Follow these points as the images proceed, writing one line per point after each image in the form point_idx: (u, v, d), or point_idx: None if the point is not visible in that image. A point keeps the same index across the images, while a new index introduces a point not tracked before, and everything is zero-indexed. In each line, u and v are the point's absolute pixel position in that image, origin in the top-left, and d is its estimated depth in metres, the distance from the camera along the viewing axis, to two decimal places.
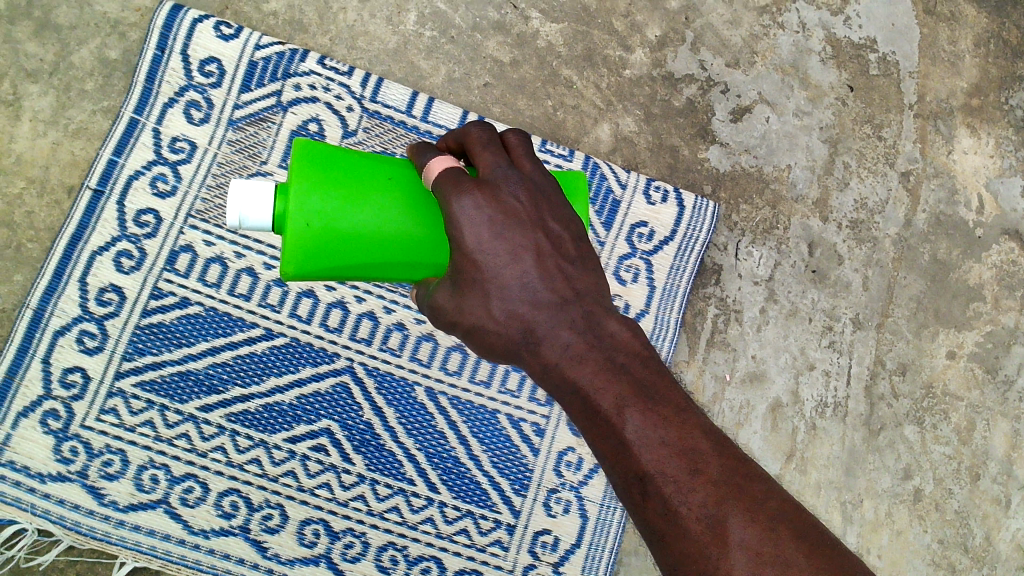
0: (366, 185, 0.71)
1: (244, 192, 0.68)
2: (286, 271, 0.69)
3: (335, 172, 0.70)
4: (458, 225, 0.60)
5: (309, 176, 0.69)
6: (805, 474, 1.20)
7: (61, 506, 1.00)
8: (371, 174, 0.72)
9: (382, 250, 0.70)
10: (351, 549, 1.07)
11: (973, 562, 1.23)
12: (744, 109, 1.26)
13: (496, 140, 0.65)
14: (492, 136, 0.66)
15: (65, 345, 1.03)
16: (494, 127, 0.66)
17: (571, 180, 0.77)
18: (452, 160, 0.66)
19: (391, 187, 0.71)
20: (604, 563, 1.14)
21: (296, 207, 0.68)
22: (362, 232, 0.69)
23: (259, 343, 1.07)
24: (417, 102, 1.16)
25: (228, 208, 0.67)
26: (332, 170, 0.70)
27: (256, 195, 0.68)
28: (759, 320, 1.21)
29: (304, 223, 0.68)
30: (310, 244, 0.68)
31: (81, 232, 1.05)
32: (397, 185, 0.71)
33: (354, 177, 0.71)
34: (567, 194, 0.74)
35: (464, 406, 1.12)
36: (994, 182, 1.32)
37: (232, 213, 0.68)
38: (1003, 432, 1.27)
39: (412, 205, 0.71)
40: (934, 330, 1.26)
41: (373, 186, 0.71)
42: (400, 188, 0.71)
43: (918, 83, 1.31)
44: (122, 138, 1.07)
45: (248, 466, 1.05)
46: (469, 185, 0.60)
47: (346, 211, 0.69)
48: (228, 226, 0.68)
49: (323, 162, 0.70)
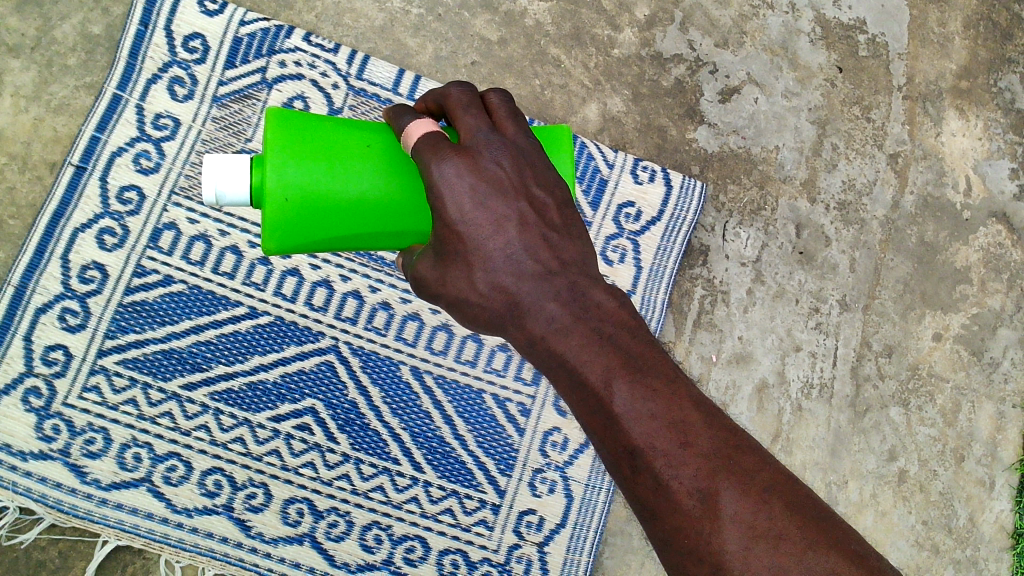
0: (343, 150, 0.70)
1: (219, 165, 0.67)
2: (267, 244, 0.69)
3: (311, 139, 0.69)
4: (438, 191, 0.59)
5: (285, 146, 0.68)
6: (790, 454, 1.20)
7: (43, 484, 0.99)
8: (347, 138, 0.70)
9: (363, 217, 0.69)
10: (336, 528, 1.07)
11: (957, 543, 1.23)
12: (733, 89, 1.26)
13: (478, 102, 0.64)
14: (475, 99, 0.65)
15: (47, 322, 1.03)
16: (474, 87, 0.65)
17: (554, 132, 0.76)
18: (432, 122, 0.65)
19: (367, 151, 0.70)
20: (589, 543, 1.14)
21: (274, 178, 0.67)
22: (343, 201, 0.68)
23: (244, 322, 1.07)
24: (403, 80, 1.16)
25: (203, 181, 0.66)
26: (308, 137, 0.69)
27: (230, 168, 0.67)
28: (746, 301, 1.21)
29: (282, 194, 0.67)
30: (290, 215, 0.68)
31: (63, 209, 1.04)
32: (375, 149, 0.70)
33: (330, 144, 0.69)
34: (545, 148, 0.73)
35: (450, 385, 1.12)
36: (982, 164, 1.32)
37: (208, 188, 0.67)
38: (988, 415, 1.27)
39: (391, 168, 0.70)
40: (921, 312, 1.27)
41: (350, 152, 0.70)
42: (378, 152, 0.70)
43: (907, 64, 1.31)
44: (105, 114, 1.06)
45: (232, 445, 1.05)
46: (448, 150, 0.60)
47: (324, 178, 0.68)
48: (205, 200, 0.68)
49: (299, 129, 0.69)
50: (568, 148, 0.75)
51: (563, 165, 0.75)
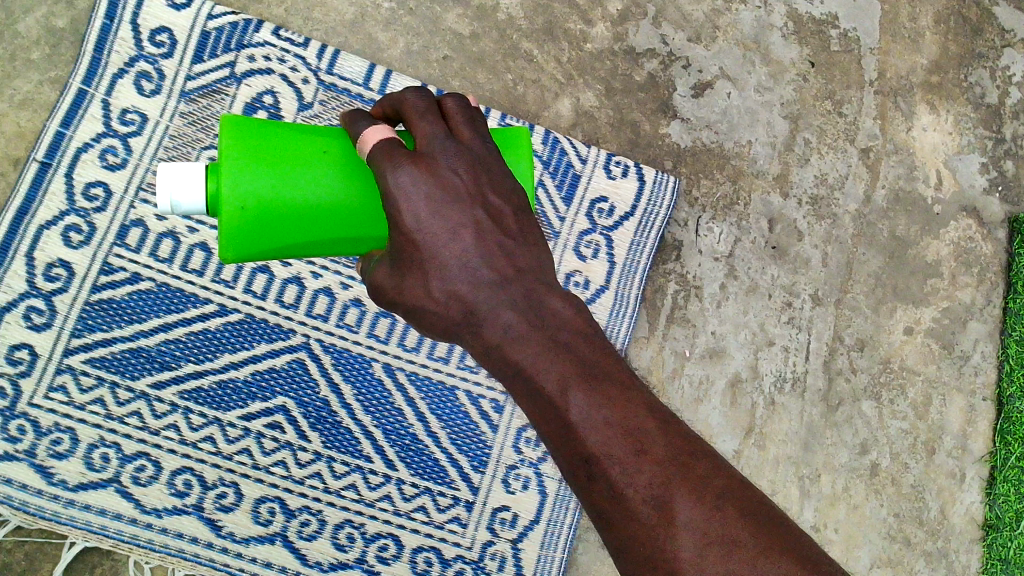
0: (299, 156, 0.69)
1: (173, 175, 0.66)
2: (225, 252, 0.68)
3: (266, 145, 0.68)
4: (393, 200, 0.59)
5: (239, 153, 0.67)
6: (764, 449, 1.20)
7: (8, 485, 0.97)
8: (301, 142, 0.69)
9: (319, 223, 0.68)
10: (308, 527, 1.06)
11: (928, 535, 1.24)
12: (706, 84, 1.26)
13: (434, 108, 0.63)
14: (431, 104, 0.64)
15: (12, 321, 1.01)
16: (431, 93, 0.64)
17: (511, 133, 0.75)
18: (388, 128, 0.64)
19: (322, 156, 0.69)
20: (563, 539, 1.14)
21: (228, 186, 0.66)
22: (300, 205, 0.68)
23: (213, 319, 1.06)
24: (374, 74, 1.15)
25: (158, 192, 0.66)
26: (263, 142, 0.68)
27: (185, 176, 0.66)
28: (719, 296, 1.21)
29: (236, 202, 0.66)
30: (246, 223, 0.67)
31: (28, 205, 1.02)
32: (330, 154, 0.69)
33: (285, 149, 0.69)
34: (503, 150, 0.73)
35: (422, 382, 1.11)
36: (952, 159, 1.33)
37: (163, 198, 0.66)
38: (958, 407, 1.28)
39: (347, 173, 0.69)
40: (892, 305, 1.27)
41: (305, 156, 0.69)
42: (333, 155, 0.69)
43: (878, 59, 1.32)
44: (70, 109, 1.05)
45: (202, 444, 1.04)
46: (403, 158, 0.59)
47: (280, 184, 0.67)
48: (160, 209, 0.67)
49: (253, 136, 0.68)
50: (527, 150, 0.75)
51: (521, 167, 0.74)
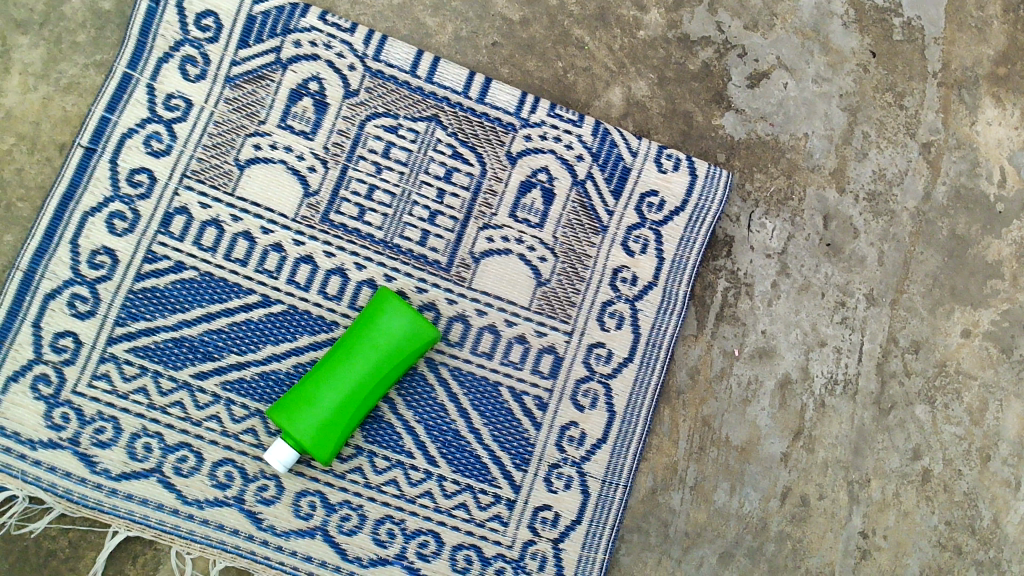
0: (348, 404, 0.97)
1: None
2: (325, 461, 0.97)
3: (330, 421, 0.97)
4: None
5: (334, 449, 0.98)
6: (813, 452, 1.17)
7: (52, 473, 0.98)
8: (323, 382, 0.98)
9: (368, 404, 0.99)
10: (348, 521, 1.05)
11: (980, 545, 1.19)
12: (762, 74, 1.22)
13: None
14: None
15: (56, 308, 1.01)
16: None
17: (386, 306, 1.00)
18: None
19: (339, 371, 0.98)
20: (605, 540, 1.11)
21: (301, 432, 0.96)
22: (349, 407, 0.98)
23: (256, 310, 1.05)
24: (422, 61, 1.12)
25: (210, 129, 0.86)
26: (323, 421, 0.96)
27: None
28: (770, 294, 1.19)
29: (315, 447, 0.96)
30: (327, 448, 0.97)
31: (73, 191, 1.02)
32: (352, 372, 0.98)
33: (346, 413, 0.97)
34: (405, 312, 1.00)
35: (465, 377, 1.09)
36: (1018, 154, 1.26)
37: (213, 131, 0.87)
38: (1016, 414, 1.22)
39: (379, 376, 0.98)
40: (950, 307, 1.22)
41: (354, 407, 0.98)
42: (346, 361, 0.98)
43: (943, 49, 1.26)
44: (115, 94, 1.04)
45: (244, 436, 1.03)
46: None
47: (326, 408, 0.97)
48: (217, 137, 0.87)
49: (319, 431, 0.96)
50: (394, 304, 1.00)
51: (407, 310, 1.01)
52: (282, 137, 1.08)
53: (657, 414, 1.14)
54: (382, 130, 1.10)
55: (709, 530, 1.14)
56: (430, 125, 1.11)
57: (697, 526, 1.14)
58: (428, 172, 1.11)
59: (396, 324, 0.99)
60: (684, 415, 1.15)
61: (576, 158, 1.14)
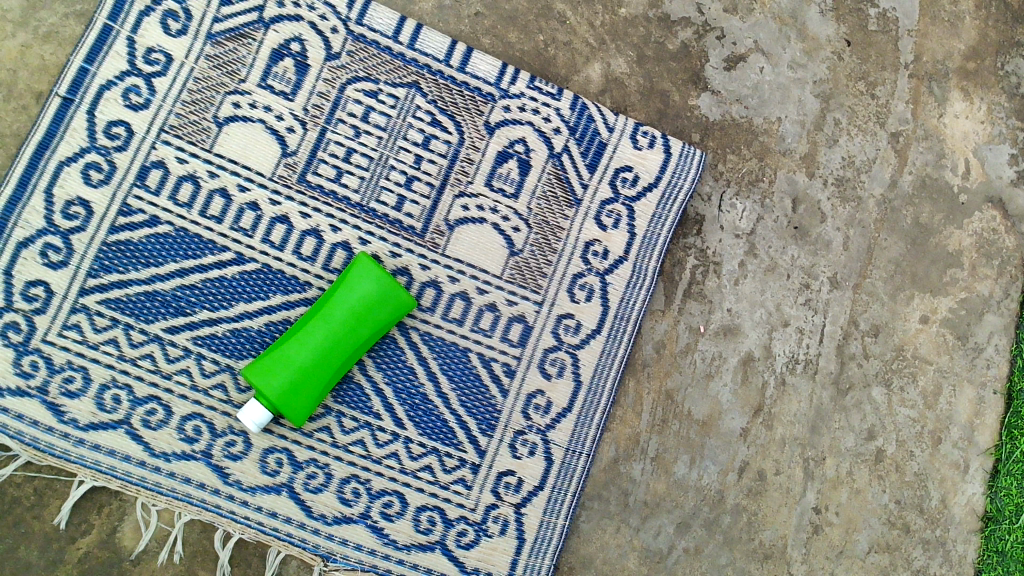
0: (320, 362, 0.98)
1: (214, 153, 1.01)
2: (296, 417, 0.98)
3: (300, 378, 0.98)
4: None
5: (303, 406, 0.99)
6: (771, 428, 1.20)
7: (20, 421, 0.98)
8: (295, 340, 0.99)
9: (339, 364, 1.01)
10: (314, 479, 1.06)
11: (928, 523, 1.23)
12: (739, 57, 1.24)
13: None
14: None
15: (28, 257, 1.01)
16: None
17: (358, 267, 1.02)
18: None
19: (312, 330, 0.99)
20: (565, 506, 1.13)
21: (273, 388, 0.96)
22: (321, 365, 0.99)
23: (229, 268, 1.05)
24: (405, 28, 1.12)
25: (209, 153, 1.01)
26: (293, 378, 0.97)
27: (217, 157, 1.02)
28: (738, 273, 1.21)
29: (285, 403, 0.97)
30: (298, 405, 0.98)
31: (48, 140, 1.02)
32: (323, 332, 0.99)
33: (316, 371, 0.98)
34: (380, 274, 1.01)
35: (435, 342, 1.10)
36: (982, 148, 1.29)
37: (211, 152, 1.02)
38: (968, 399, 1.26)
39: (351, 337, 1.00)
40: (909, 293, 1.25)
41: (326, 366, 0.99)
42: (317, 321, 0.99)
43: (915, 42, 1.29)
44: (94, 46, 1.04)
45: (213, 391, 1.04)
46: None
47: (299, 365, 0.98)
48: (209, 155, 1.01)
49: (289, 387, 0.97)
50: (367, 266, 1.02)
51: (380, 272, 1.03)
52: (262, 97, 1.08)
53: (622, 386, 1.17)
54: (362, 94, 1.11)
55: (667, 501, 1.17)
56: (410, 92, 1.12)
57: (656, 496, 1.16)
58: (406, 138, 1.11)
59: (370, 288, 1.01)
60: (648, 387, 1.17)
61: (553, 130, 1.16)
